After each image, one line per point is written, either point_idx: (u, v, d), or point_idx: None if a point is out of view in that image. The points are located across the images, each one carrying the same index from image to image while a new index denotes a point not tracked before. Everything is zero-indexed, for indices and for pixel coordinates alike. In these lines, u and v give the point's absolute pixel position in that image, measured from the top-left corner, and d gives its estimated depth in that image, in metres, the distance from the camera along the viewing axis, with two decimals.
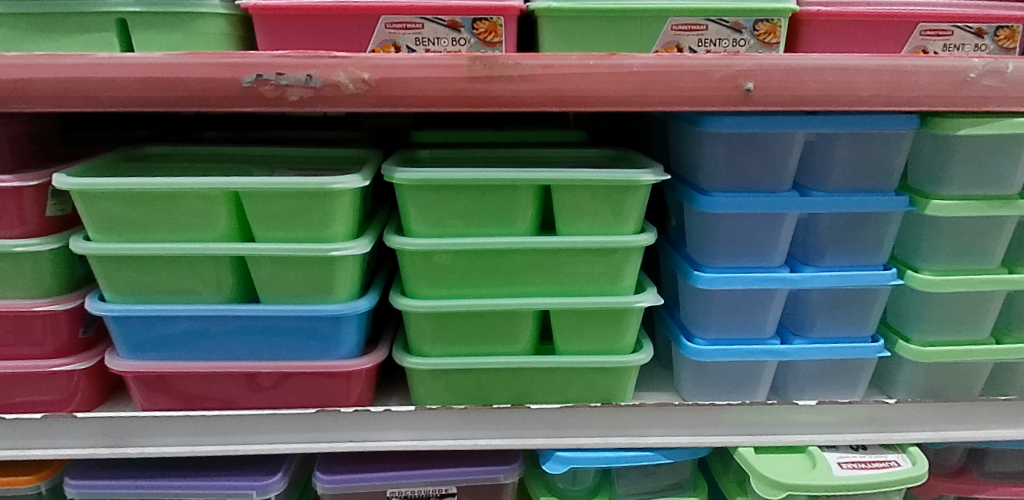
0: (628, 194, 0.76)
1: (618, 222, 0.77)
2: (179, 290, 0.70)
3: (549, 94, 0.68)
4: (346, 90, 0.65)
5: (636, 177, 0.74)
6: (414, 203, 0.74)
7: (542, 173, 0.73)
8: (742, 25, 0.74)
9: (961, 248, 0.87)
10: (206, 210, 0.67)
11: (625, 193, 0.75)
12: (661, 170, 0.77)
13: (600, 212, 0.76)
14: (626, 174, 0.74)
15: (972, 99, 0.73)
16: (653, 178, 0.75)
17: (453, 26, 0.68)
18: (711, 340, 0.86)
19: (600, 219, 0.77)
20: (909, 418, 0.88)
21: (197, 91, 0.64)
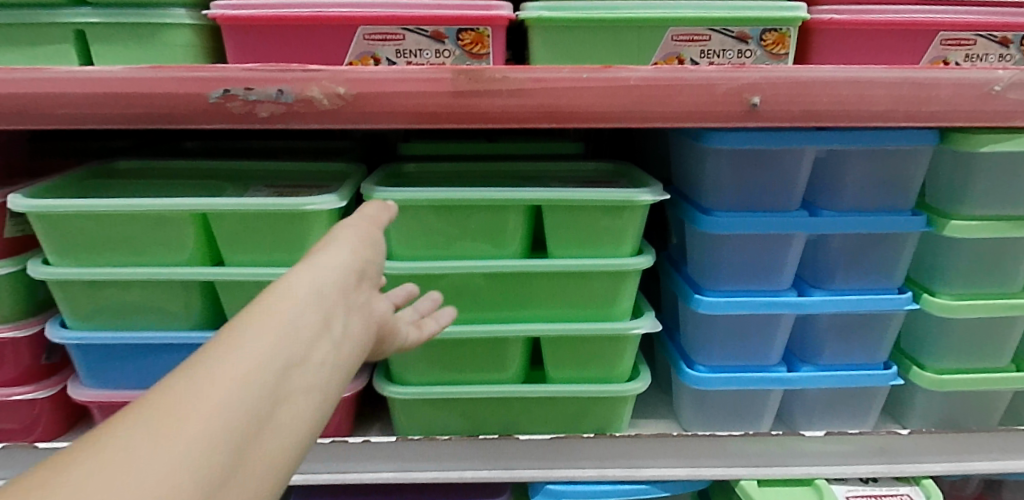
0: (625, 215, 0.71)
1: (614, 243, 0.72)
2: (147, 316, 0.67)
3: (539, 109, 0.64)
4: (320, 105, 0.61)
5: (633, 196, 0.69)
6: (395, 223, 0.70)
7: (533, 193, 0.69)
8: (748, 35, 0.69)
9: (983, 270, 0.81)
10: (171, 233, 0.63)
11: (622, 213, 0.71)
12: (660, 188, 0.72)
13: (594, 235, 0.72)
14: (622, 193, 0.69)
15: (999, 113, 0.68)
16: (654, 197, 0.70)
17: (437, 36, 0.64)
18: (713, 367, 0.82)
19: (595, 240, 0.72)
20: (922, 449, 0.83)
21: (162, 108, 0.60)
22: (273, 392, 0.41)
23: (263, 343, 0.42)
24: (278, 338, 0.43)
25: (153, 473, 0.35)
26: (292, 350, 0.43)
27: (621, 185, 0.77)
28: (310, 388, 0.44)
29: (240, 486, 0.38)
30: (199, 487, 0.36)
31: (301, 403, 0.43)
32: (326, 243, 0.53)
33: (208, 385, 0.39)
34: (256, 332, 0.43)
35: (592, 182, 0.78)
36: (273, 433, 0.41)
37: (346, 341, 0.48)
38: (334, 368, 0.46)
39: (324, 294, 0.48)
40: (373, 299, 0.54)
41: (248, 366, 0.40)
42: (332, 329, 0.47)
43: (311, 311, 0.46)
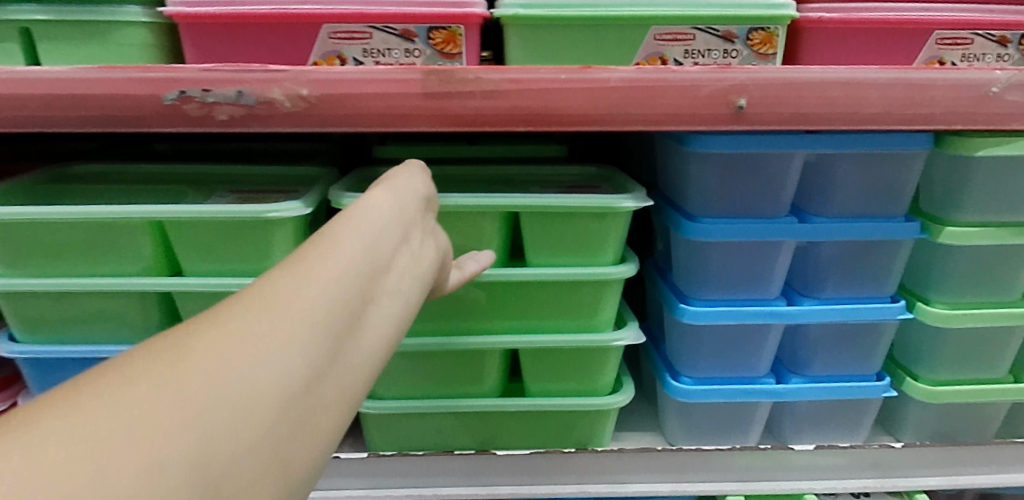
0: (608, 222, 0.68)
1: (594, 251, 0.69)
2: (104, 327, 0.64)
3: (515, 112, 0.61)
4: (282, 107, 0.58)
5: (614, 203, 0.66)
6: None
7: (510, 199, 0.66)
8: (735, 34, 0.66)
9: (980, 278, 0.78)
10: (126, 242, 0.61)
11: (603, 220, 0.68)
12: (643, 194, 0.69)
13: (574, 241, 0.69)
14: (604, 199, 0.66)
15: (995, 116, 0.66)
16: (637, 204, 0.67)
17: (406, 35, 0.61)
18: (699, 379, 0.79)
19: (575, 248, 0.69)
20: (915, 463, 0.81)
21: (113, 110, 0.57)
22: (370, 286, 0.42)
23: (358, 244, 0.43)
24: (368, 243, 0.44)
25: (280, 340, 0.36)
26: (379, 255, 0.45)
27: (606, 190, 0.74)
28: (396, 293, 0.45)
29: (344, 368, 0.39)
30: (316, 360, 0.37)
31: (390, 304, 0.45)
32: (389, 176, 0.55)
33: (318, 272, 0.40)
34: (349, 235, 0.44)
35: (575, 187, 0.75)
36: (368, 328, 0.42)
37: (420, 259, 0.50)
38: (412, 280, 0.48)
39: (398, 215, 0.49)
40: (435, 228, 0.56)
41: (349, 261, 0.42)
42: (407, 246, 0.49)
43: (388, 230, 0.47)
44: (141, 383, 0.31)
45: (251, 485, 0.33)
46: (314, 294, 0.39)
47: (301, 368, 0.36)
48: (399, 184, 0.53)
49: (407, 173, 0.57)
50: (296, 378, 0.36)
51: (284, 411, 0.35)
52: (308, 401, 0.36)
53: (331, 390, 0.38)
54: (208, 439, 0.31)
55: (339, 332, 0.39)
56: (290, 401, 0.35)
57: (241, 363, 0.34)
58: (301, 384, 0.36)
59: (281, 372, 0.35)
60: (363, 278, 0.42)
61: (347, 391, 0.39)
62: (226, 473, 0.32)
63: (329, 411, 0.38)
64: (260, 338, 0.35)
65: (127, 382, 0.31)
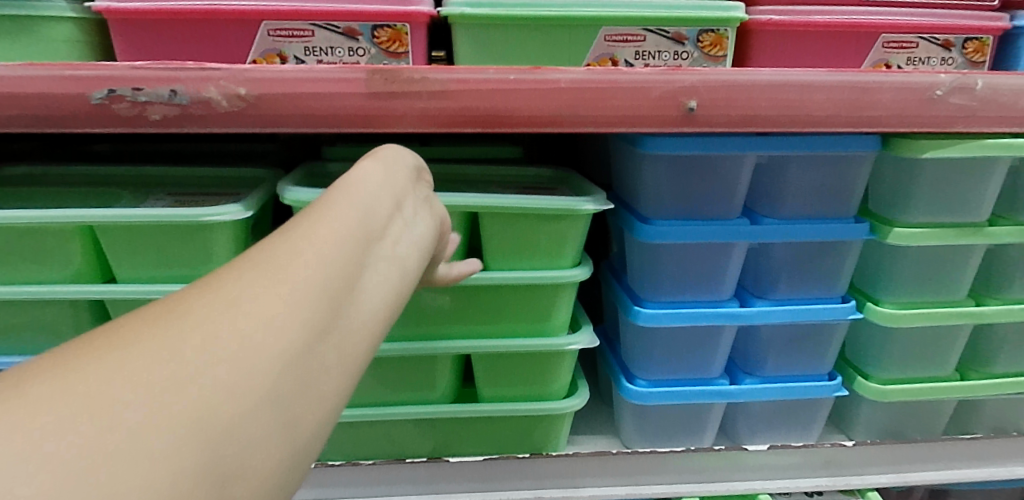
0: (566, 225, 0.67)
1: (554, 253, 0.68)
2: (32, 336, 0.61)
3: (462, 113, 0.59)
4: (219, 107, 0.56)
5: (575, 206, 0.65)
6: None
7: (468, 201, 0.64)
8: (684, 35, 0.65)
9: (927, 278, 0.80)
10: (54, 247, 0.58)
11: (564, 221, 0.67)
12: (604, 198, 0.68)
13: (533, 244, 0.67)
14: (563, 202, 0.65)
15: (939, 119, 0.67)
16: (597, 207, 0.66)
17: (349, 33, 0.59)
18: (654, 382, 0.78)
19: (535, 249, 0.68)
20: (866, 461, 0.82)
21: (37, 109, 0.54)
22: (365, 252, 0.39)
23: (349, 208, 0.40)
24: (361, 208, 0.40)
25: (262, 312, 0.32)
26: (374, 220, 0.41)
27: (564, 192, 0.73)
28: (396, 259, 0.41)
29: (341, 338, 0.35)
30: (308, 330, 0.33)
31: (391, 272, 0.41)
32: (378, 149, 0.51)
33: (303, 239, 0.36)
34: (338, 200, 0.40)
35: (534, 188, 0.74)
36: (367, 294, 0.38)
37: (418, 228, 0.46)
38: (413, 246, 0.44)
39: (392, 182, 0.46)
40: (433, 196, 0.52)
41: (339, 226, 0.38)
42: (403, 213, 0.45)
43: (381, 196, 0.43)
44: (107, 369, 0.28)
45: (242, 466, 0.29)
46: (300, 261, 0.35)
47: (293, 336, 0.32)
48: (391, 154, 0.50)
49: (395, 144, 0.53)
50: (285, 351, 0.32)
51: (272, 389, 0.31)
52: (301, 372, 0.32)
53: (329, 364, 0.34)
54: (183, 424, 0.28)
55: (334, 299, 0.35)
56: (280, 378, 0.31)
57: (218, 341, 0.30)
58: (292, 352, 0.32)
59: (267, 345, 0.31)
60: (357, 242, 0.38)
61: (348, 363, 0.35)
62: (209, 459, 0.28)
63: (327, 382, 0.34)
64: (239, 312, 0.31)
65: (91, 368, 0.28)
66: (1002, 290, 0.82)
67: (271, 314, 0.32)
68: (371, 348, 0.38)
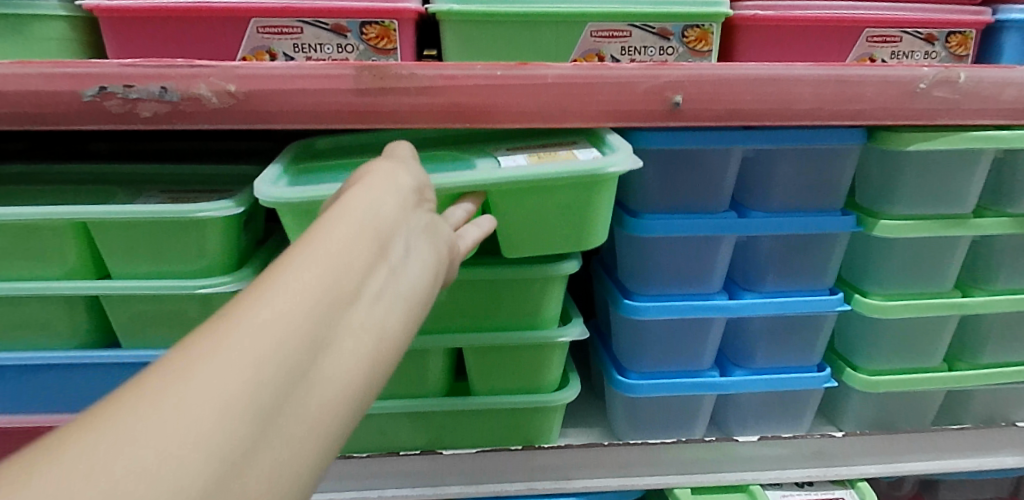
0: (591, 192, 0.62)
1: (579, 229, 0.64)
2: (27, 332, 0.62)
3: (450, 108, 0.60)
4: (209, 104, 0.56)
5: (598, 168, 0.59)
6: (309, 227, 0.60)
7: (480, 175, 0.59)
8: (670, 31, 0.66)
9: (913, 269, 0.81)
10: (47, 245, 0.59)
11: (586, 186, 0.61)
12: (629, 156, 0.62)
13: (557, 224, 0.63)
14: (588, 165, 0.60)
15: (923, 111, 0.67)
16: (626, 168, 0.60)
17: (338, 30, 0.60)
18: (645, 374, 0.79)
19: (557, 221, 0.63)
20: (856, 451, 0.83)
21: (30, 107, 0.55)
22: (323, 331, 0.34)
23: (303, 281, 0.35)
24: (322, 270, 0.35)
25: (176, 429, 0.28)
26: (342, 282, 0.36)
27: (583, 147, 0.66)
28: (365, 329, 0.36)
29: (285, 442, 0.31)
30: (231, 447, 0.29)
31: (364, 342, 0.36)
32: (365, 175, 0.46)
33: (234, 337, 0.31)
34: (292, 267, 0.35)
35: (550, 146, 0.67)
36: (318, 385, 0.33)
37: (409, 273, 0.41)
38: (399, 300, 0.39)
39: (371, 224, 0.40)
40: (435, 222, 0.47)
41: (286, 302, 0.33)
42: (388, 260, 0.40)
43: (355, 245, 0.38)
44: None
45: None
46: (224, 368, 0.30)
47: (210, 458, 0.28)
48: (378, 184, 0.44)
49: (386, 165, 0.48)
50: (190, 494, 0.28)
51: None
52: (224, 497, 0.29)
53: (255, 494, 0.30)
54: None
55: (261, 412, 0.31)
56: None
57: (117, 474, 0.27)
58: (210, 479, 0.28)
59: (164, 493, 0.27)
60: (310, 317, 0.34)
61: (295, 469, 0.31)
62: None
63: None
64: (141, 448, 0.27)
65: None
66: (988, 282, 0.83)
67: (180, 446, 0.28)
68: (326, 447, 0.33)
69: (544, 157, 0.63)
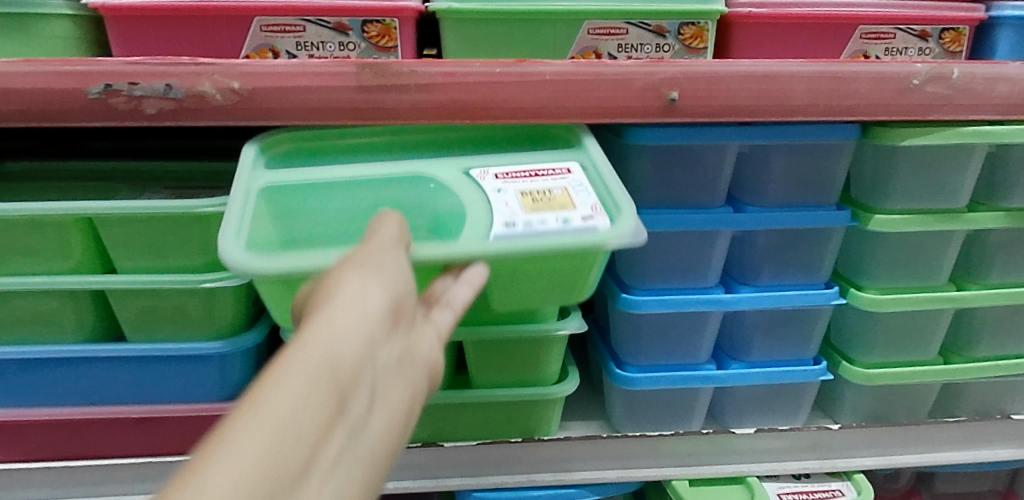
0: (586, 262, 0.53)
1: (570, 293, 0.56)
2: (33, 327, 0.63)
3: (449, 105, 0.61)
4: (213, 101, 0.57)
5: (595, 243, 0.50)
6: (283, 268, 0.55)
7: (468, 244, 0.50)
8: (666, 28, 0.67)
9: (907, 264, 0.82)
10: (53, 240, 0.60)
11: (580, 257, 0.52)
12: (636, 225, 0.52)
13: (549, 285, 0.55)
14: (585, 237, 0.50)
15: (916, 107, 0.68)
16: (627, 242, 0.51)
17: (339, 28, 0.61)
18: (643, 368, 0.80)
19: (547, 284, 0.55)
20: (852, 444, 0.84)
21: (38, 104, 0.56)
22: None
23: (253, 450, 0.33)
24: (278, 442, 0.34)
25: None
26: (299, 451, 0.34)
27: (584, 182, 0.56)
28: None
29: None
30: None
31: None
32: (338, 283, 0.42)
33: None
34: (246, 438, 0.33)
35: (545, 169, 0.57)
36: None
37: (371, 418, 0.39)
38: (357, 457, 0.38)
39: (328, 376, 0.37)
40: (410, 337, 0.44)
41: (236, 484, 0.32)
42: (352, 412, 0.38)
43: (315, 404, 0.36)
44: None
45: None
46: None
47: None
48: (340, 308, 0.40)
49: (364, 264, 0.43)
50: None
51: None
52: None
53: None
54: None
55: None
56: None
57: None
58: None
59: None
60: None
61: None
62: None
63: None
64: None
65: None
66: (982, 275, 0.84)
67: None
68: None
69: (538, 199, 0.53)
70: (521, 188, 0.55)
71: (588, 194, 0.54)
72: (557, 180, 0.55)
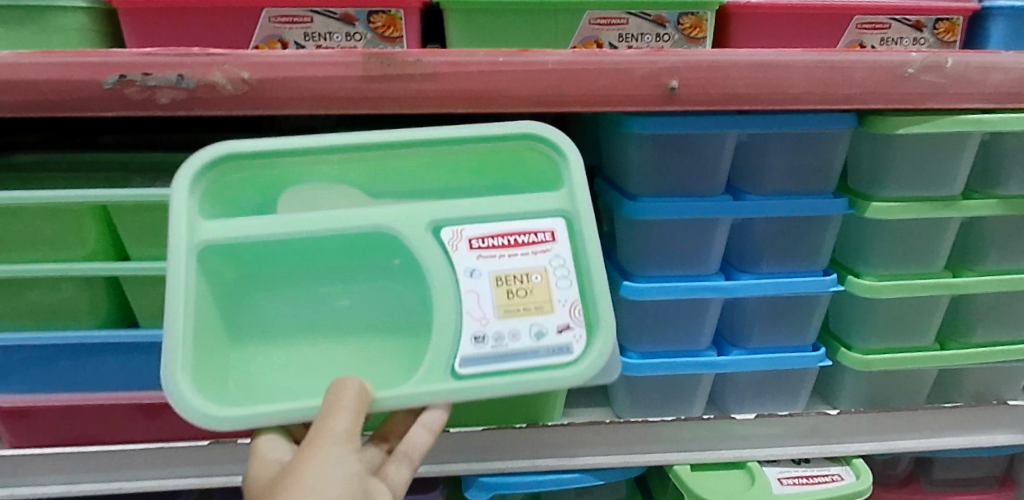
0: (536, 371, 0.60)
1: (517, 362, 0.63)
2: (48, 313, 0.64)
3: (454, 94, 0.62)
4: (224, 90, 0.59)
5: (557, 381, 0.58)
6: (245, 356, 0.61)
7: (429, 387, 0.58)
8: (666, 18, 0.69)
9: (904, 251, 0.83)
10: (68, 227, 0.61)
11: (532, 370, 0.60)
12: (596, 361, 0.59)
13: None
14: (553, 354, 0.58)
15: (911, 95, 0.70)
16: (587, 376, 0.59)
17: (346, 19, 0.62)
18: (645, 354, 0.81)
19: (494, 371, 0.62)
20: (851, 430, 0.86)
21: (53, 94, 0.57)
22: None
23: None
24: None
25: None
26: None
27: (566, 256, 0.59)
28: None
29: None
30: None
31: None
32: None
33: None
34: None
35: (529, 233, 0.59)
36: None
37: None
38: None
39: None
40: None
41: None
42: None
43: None
44: None
45: None
46: None
47: None
48: None
49: (315, 476, 0.49)
50: None
51: None
52: None
53: None
54: None
55: None
56: None
57: None
58: None
59: None
60: None
61: None
62: None
63: None
64: None
65: None
66: (978, 262, 0.85)
67: None
68: None
69: (515, 293, 0.58)
70: (496, 269, 0.58)
71: (567, 287, 0.58)
72: (538, 258, 0.59)
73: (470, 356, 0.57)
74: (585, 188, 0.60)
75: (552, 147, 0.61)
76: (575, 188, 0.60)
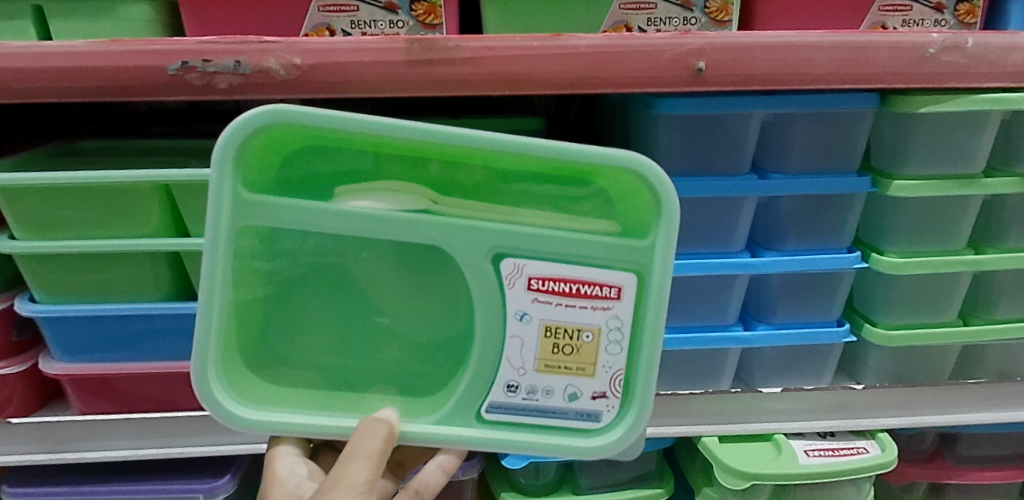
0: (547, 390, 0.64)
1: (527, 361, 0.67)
2: (117, 287, 0.69)
3: (492, 77, 0.66)
4: (277, 76, 0.63)
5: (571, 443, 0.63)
6: (267, 358, 0.62)
7: (457, 430, 0.62)
8: (692, 2, 0.72)
9: (927, 228, 0.85)
10: (134, 206, 0.65)
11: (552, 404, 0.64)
12: (613, 434, 0.63)
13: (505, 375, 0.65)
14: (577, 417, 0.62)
15: (933, 75, 0.72)
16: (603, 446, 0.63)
17: (390, 7, 0.66)
18: (673, 329, 0.84)
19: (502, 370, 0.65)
20: (877, 404, 0.88)
21: (121, 81, 0.62)
22: None
23: None
24: None
25: None
26: None
27: (624, 319, 0.60)
28: None
29: None
30: None
31: None
32: None
33: None
34: None
35: (594, 285, 0.59)
36: None
37: None
38: None
39: None
40: None
41: None
42: None
43: None
44: None
45: None
46: None
47: None
48: None
49: None
50: None
51: None
52: None
53: None
54: None
55: None
56: None
57: None
58: None
59: None
60: None
61: None
62: None
63: None
64: None
65: None
66: (1000, 240, 0.87)
67: None
68: None
69: (560, 348, 0.60)
70: (547, 317, 0.59)
71: (615, 353, 0.61)
72: (595, 315, 0.59)
73: (499, 404, 0.61)
74: (666, 250, 0.58)
75: (645, 184, 0.57)
76: (654, 247, 0.58)
